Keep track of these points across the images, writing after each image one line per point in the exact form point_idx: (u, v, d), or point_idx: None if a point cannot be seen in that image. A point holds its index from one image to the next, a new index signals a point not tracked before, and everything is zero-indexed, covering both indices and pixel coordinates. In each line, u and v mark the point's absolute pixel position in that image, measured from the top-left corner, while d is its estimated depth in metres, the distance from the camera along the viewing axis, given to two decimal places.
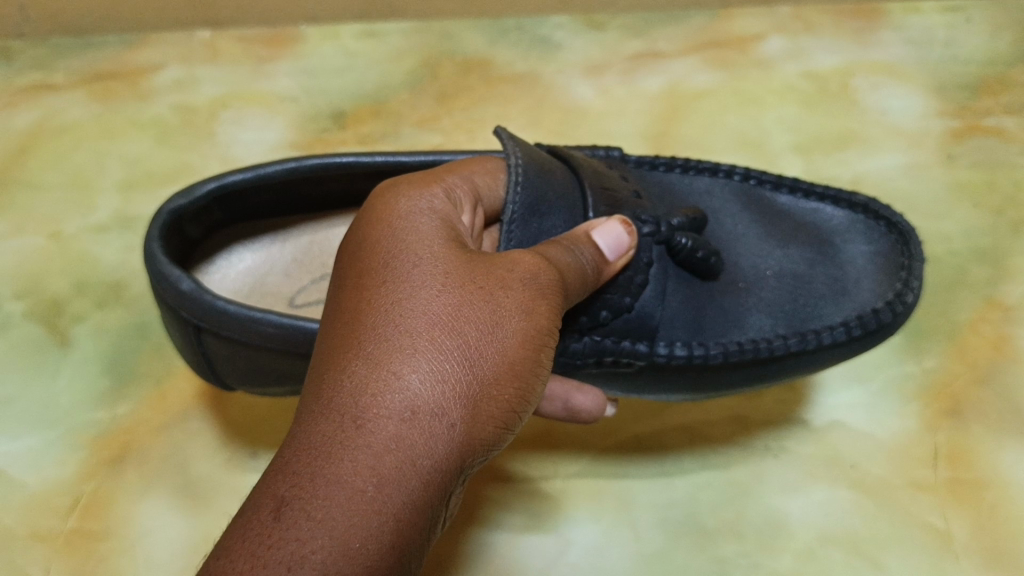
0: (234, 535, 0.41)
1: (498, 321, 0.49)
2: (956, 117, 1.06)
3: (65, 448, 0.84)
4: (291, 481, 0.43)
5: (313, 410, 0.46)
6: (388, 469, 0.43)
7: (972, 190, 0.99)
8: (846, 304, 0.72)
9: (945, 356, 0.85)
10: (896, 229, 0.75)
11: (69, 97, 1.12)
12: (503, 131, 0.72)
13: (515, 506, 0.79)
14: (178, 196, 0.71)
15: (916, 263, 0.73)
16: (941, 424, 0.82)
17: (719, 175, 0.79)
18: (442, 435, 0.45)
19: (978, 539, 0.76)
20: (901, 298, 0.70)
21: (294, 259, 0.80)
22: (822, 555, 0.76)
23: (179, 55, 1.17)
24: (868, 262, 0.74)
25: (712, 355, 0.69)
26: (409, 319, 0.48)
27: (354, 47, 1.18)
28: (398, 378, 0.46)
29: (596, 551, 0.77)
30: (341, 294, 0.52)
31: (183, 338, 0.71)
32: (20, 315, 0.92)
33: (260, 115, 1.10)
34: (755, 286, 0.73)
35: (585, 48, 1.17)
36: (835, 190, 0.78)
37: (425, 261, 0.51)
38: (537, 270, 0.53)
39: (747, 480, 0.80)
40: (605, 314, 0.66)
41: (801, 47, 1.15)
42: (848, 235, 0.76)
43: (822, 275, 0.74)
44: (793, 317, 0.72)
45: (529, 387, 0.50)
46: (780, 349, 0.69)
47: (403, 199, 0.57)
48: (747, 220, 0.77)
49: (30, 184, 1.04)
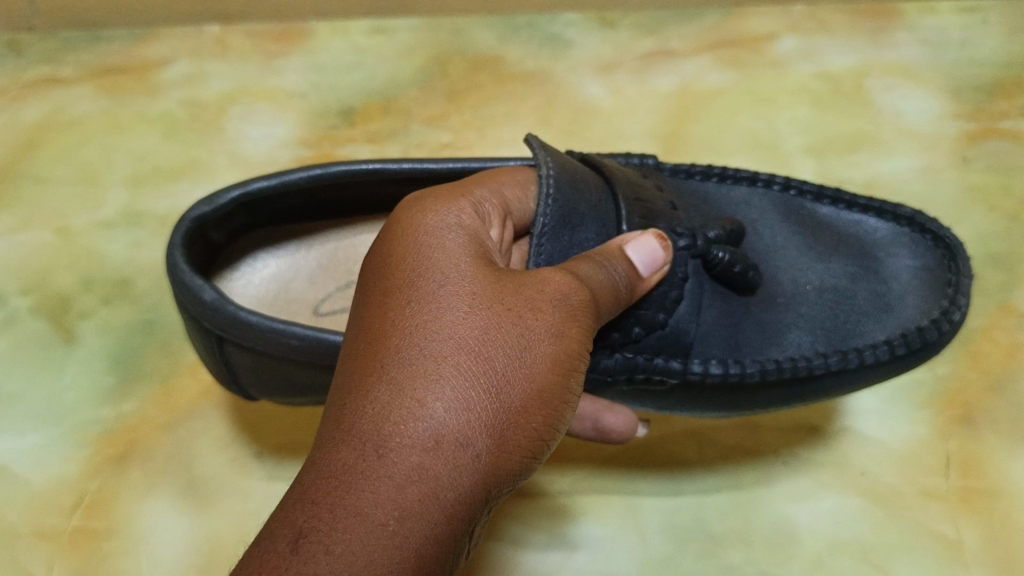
0: (251, 567, 0.41)
1: (526, 345, 0.49)
2: (971, 120, 1.05)
3: (70, 446, 0.84)
4: (309, 512, 0.42)
5: (334, 437, 0.46)
6: (411, 502, 0.43)
7: (987, 194, 0.98)
8: (889, 322, 0.71)
9: (959, 362, 0.84)
10: (942, 243, 0.74)
11: (77, 91, 1.11)
12: (534, 139, 0.71)
13: (523, 510, 0.79)
14: (201, 203, 0.71)
15: (963, 280, 0.72)
16: (954, 432, 0.81)
17: (757, 184, 0.78)
18: (466, 466, 0.45)
19: (988, 550, 0.75)
20: (948, 316, 0.69)
21: (319, 265, 0.80)
22: (830, 563, 0.75)
23: (188, 50, 1.16)
24: (913, 277, 0.73)
25: (748, 373, 0.68)
26: (434, 343, 0.48)
27: (364, 43, 1.17)
28: (422, 406, 0.45)
29: (603, 556, 0.76)
30: (366, 312, 0.52)
31: (206, 349, 0.70)
32: (27, 311, 0.92)
33: (269, 111, 1.10)
34: (794, 301, 0.72)
35: (596, 46, 1.16)
36: (879, 201, 0.76)
37: (451, 280, 0.51)
38: (569, 288, 0.52)
39: (755, 488, 0.79)
40: (638, 330, 0.65)
41: (815, 47, 1.14)
42: (892, 248, 0.75)
43: (865, 290, 0.72)
44: (834, 334, 0.71)
45: (558, 414, 0.50)
46: (820, 368, 0.69)
47: (431, 213, 0.56)
48: (787, 232, 0.76)
49: (39, 178, 1.03)
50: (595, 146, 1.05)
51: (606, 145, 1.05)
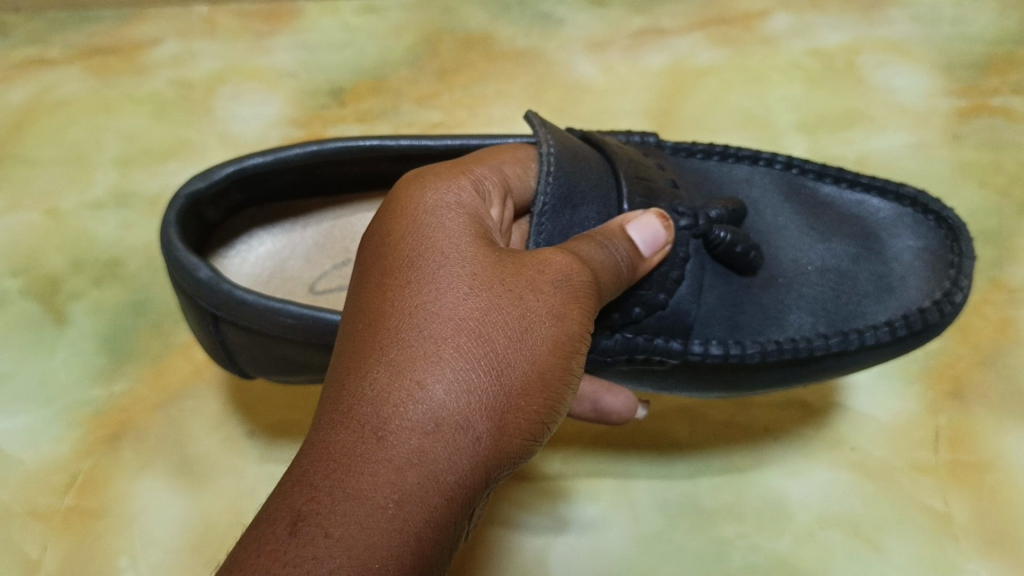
0: (248, 549, 0.41)
1: (527, 326, 0.49)
2: (963, 97, 1.05)
3: (62, 426, 0.84)
4: (307, 494, 0.42)
5: (333, 419, 0.46)
6: (411, 484, 0.43)
7: (978, 170, 0.98)
8: (891, 303, 0.71)
9: (949, 338, 0.84)
10: (945, 224, 0.73)
11: (65, 71, 1.11)
12: (534, 116, 0.71)
13: (509, 489, 0.79)
14: (195, 180, 0.70)
15: (966, 260, 0.71)
16: (944, 407, 0.81)
17: (759, 163, 0.78)
18: (466, 449, 0.45)
19: (978, 523, 0.75)
20: (950, 297, 0.69)
21: (316, 243, 0.80)
22: (821, 537, 0.75)
23: (177, 30, 1.15)
24: (915, 257, 0.73)
25: (748, 353, 0.69)
26: (434, 324, 0.48)
27: (354, 22, 1.16)
28: (422, 388, 0.45)
29: (595, 530, 0.77)
30: (365, 292, 0.52)
31: (202, 328, 0.70)
32: (17, 292, 0.92)
33: (259, 91, 1.09)
34: (795, 282, 0.72)
35: (588, 24, 1.15)
36: (882, 181, 0.76)
37: (451, 261, 0.50)
38: (570, 270, 0.52)
39: (746, 463, 0.80)
40: (639, 311, 0.65)
41: (807, 23, 1.13)
42: (894, 228, 0.74)
43: (866, 271, 0.72)
44: (835, 315, 0.71)
45: (558, 396, 0.50)
46: (821, 349, 0.69)
47: (430, 192, 0.56)
48: (788, 211, 0.76)
49: (28, 160, 1.03)
50: (586, 125, 1.06)
51: (597, 124, 1.06)
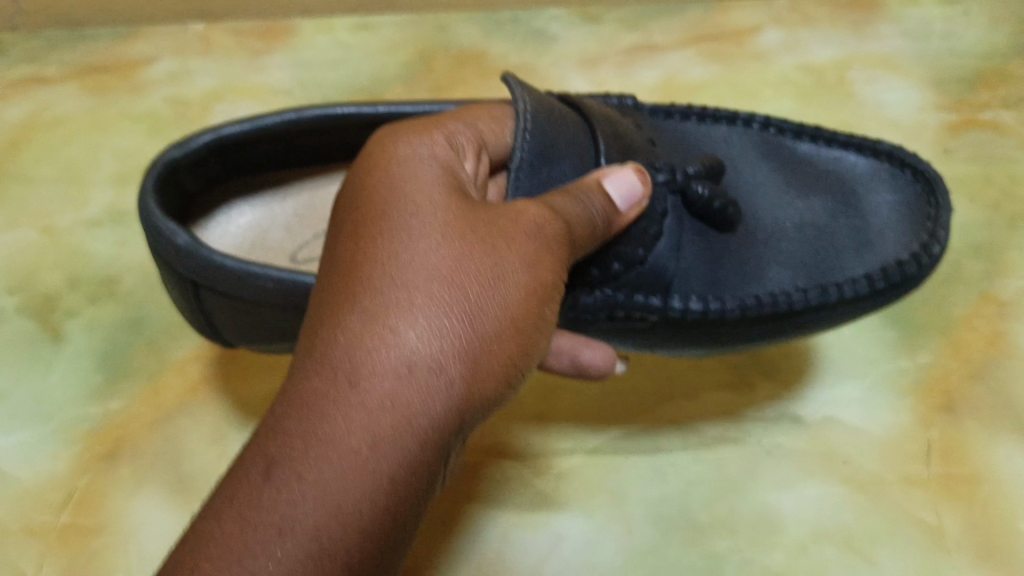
0: (225, 496, 0.44)
1: (499, 275, 0.51)
2: (953, 111, 1.06)
3: (59, 443, 0.84)
4: (281, 441, 0.44)
5: (308, 364, 0.47)
6: (385, 428, 0.45)
7: (969, 183, 0.99)
8: (870, 258, 0.71)
9: (939, 351, 0.86)
10: (923, 178, 0.74)
11: (62, 90, 1.11)
12: (510, 77, 0.71)
13: (498, 503, 0.78)
14: (173, 147, 0.72)
15: (943, 213, 0.72)
16: (935, 420, 0.81)
17: (737, 123, 0.79)
18: (439, 393, 0.47)
19: (970, 535, 0.75)
20: (927, 249, 0.69)
21: (296, 214, 0.83)
22: (815, 551, 0.75)
23: (173, 47, 1.16)
24: (892, 212, 0.73)
25: (728, 309, 0.69)
26: (408, 271, 0.49)
27: (348, 40, 1.17)
28: (396, 334, 0.47)
29: (589, 546, 0.76)
30: (340, 241, 0.53)
31: (183, 297, 0.71)
32: (13, 310, 0.92)
33: (253, 108, 1.10)
34: (773, 237, 0.73)
35: (580, 41, 1.16)
36: (860, 138, 0.77)
37: (425, 212, 0.52)
38: (544, 222, 0.54)
39: (741, 476, 0.79)
40: (617, 266, 0.67)
41: (798, 38, 1.15)
42: (871, 184, 0.75)
43: (844, 226, 0.73)
44: (814, 270, 0.71)
45: (530, 342, 0.52)
46: (800, 303, 0.69)
47: (405, 146, 0.58)
48: (766, 170, 0.77)
49: (24, 177, 1.03)
50: None
51: None
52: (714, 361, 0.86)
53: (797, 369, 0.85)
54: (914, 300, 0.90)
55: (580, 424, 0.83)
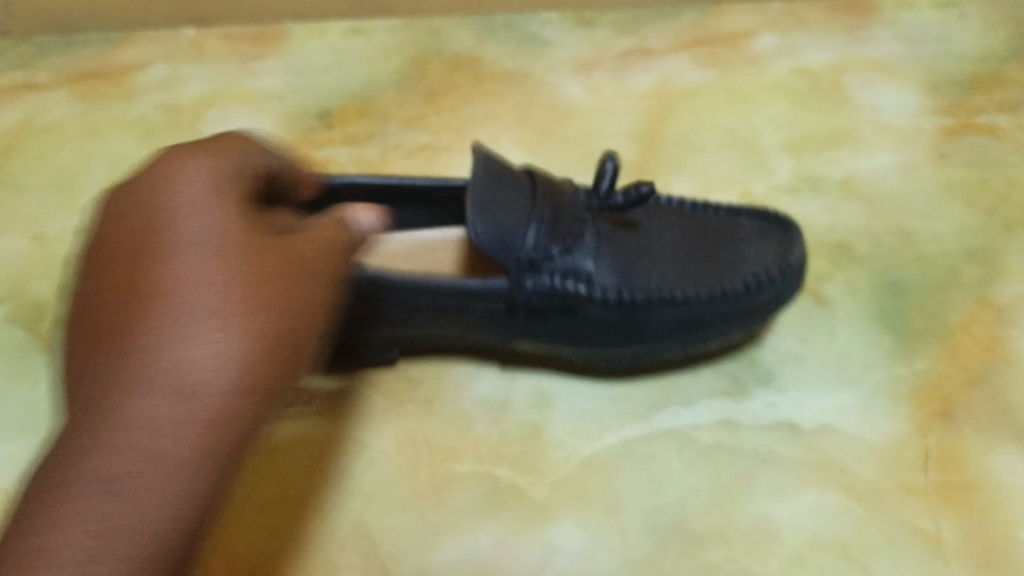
0: (30, 503, 0.48)
1: (248, 303, 0.53)
2: (949, 115, 1.06)
3: (48, 453, 0.82)
4: (72, 455, 0.48)
5: (117, 379, 0.50)
6: (152, 448, 0.49)
7: (964, 188, 1.00)
8: (747, 262, 0.78)
9: (937, 357, 0.85)
10: (782, 218, 0.83)
11: (54, 97, 1.11)
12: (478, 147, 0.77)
13: (493, 518, 0.76)
14: None
15: (796, 238, 0.81)
16: (933, 428, 0.81)
17: (650, 188, 0.87)
18: (209, 415, 0.50)
19: (968, 544, 0.75)
20: (785, 257, 0.78)
21: None
22: (810, 561, 0.74)
23: (164, 52, 1.15)
24: (762, 234, 0.81)
25: (634, 294, 0.75)
26: (155, 297, 0.52)
27: (341, 44, 1.17)
28: (162, 357, 0.50)
29: (583, 557, 0.75)
30: (111, 253, 0.56)
31: None
32: (3, 320, 0.91)
33: (245, 115, 1.10)
34: (669, 248, 0.79)
35: (575, 46, 1.16)
36: (744, 197, 0.86)
37: (182, 231, 0.55)
38: (322, 245, 0.60)
39: (737, 485, 0.78)
40: (551, 257, 0.73)
41: (793, 43, 1.15)
42: (747, 222, 0.82)
43: (723, 246, 0.79)
44: (703, 270, 0.77)
45: (284, 372, 0.54)
46: (687, 293, 0.76)
47: (185, 159, 0.59)
48: (680, 220, 0.84)
49: (14, 185, 1.03)
50: (574, 145, 1.07)
51: (585, 145, 1.07)
52: (710, 368, 0.85)
53: (794, 375, 0.84)
54: (912, 306, 0.90)
55: (574, 430, 0.81)
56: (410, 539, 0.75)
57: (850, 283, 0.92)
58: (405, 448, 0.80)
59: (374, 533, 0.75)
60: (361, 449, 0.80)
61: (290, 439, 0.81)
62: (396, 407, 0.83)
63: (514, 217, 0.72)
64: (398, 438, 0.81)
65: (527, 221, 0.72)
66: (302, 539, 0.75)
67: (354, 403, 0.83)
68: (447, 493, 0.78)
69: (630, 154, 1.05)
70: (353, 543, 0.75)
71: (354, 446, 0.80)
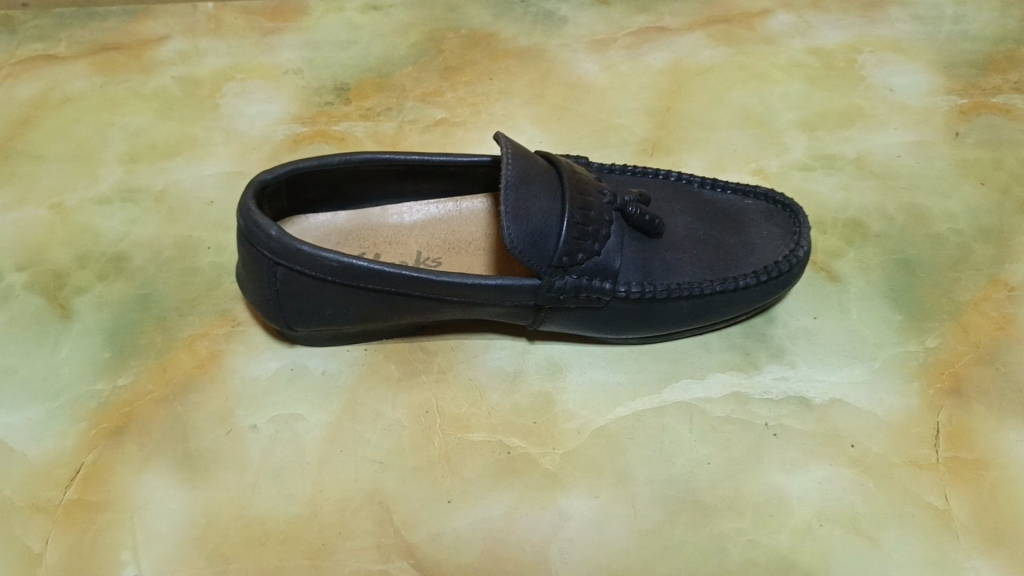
0: None
1: None
2: (964, 96, 1.08)
3: (67, 420, 0.81)
4: None
5: None
6: None
7: (978, 167, 1.00)
8: (755, 258, 0.82)
9: (947, 335, 0.86)
10: (789, 210, 0.87)
11: (72, 68, 1.14)
12: (502, 136, 0.78)
13: (505, 487, 0.77)
14: (263, 171, 0.78)
15: (805, 230, 0.85)
16: (943, 404, 0.81)
17: (659, 177, 0.90)
18: None
19: (977, 519, 0.74)
20: (794, 252, 0.82)
21: (347, 229, 0.88)
22: (820, 533, 0.74)
23: (182, 27, 1.20)
24: (771, 231, 0.85)
25: (659, 290, 0.78)
26: None
27: (358, 20, 1.21)
28: None
29: (593, 526, 0.74)
30: None
31: (258, 284, 0.78)
32: (22, 286, 0.91)
33: (262, 89, 1.12)
34: (685, 246, 0.82)
35: (589, 24, 1.19)
36: (749, 186, 0.89)
37: None
38: None
39: (747, 457, 0.78)
40: (582, 256, 0.75)
41: (807, 22, 1.19)
42: (758, 218, 0.87)
43: (734, 240, 0.84)
44: (718, 266, 0.81)
45: None
46: (709, 289, 0.79)
47: None
48: (680, 204, 0.87)
49: (33, 155, 1.03)
50: (588, 119, 1.07)
51: (600, 120, 1.07)
52: (721, 345, 0.86)
53: (805, 352, 0.85)
54: (924, 283, 0.90)
55: (586, 402, 0.83)
56: (422, 505, 0.76)
57: (862, 260, 0.92)
58: (420, 418, 0.81)
59: (386, 499, 0.76)
60: (376, 418, 0.81)
61: (306, 407, 0.82)
62: (409, 378, 0.84)
63: (546, 222, 0.73)
64: (416, 407, 0.82)
65: (557, 221, 0.74)
66: (314, 504, 0.76)
67: (366, 374, 0.85)
68: (460, 462, 0.78)
69: (644, 128, 1.06)
70: (366, 511, 0.75)
71: (369, 415, 0.82)
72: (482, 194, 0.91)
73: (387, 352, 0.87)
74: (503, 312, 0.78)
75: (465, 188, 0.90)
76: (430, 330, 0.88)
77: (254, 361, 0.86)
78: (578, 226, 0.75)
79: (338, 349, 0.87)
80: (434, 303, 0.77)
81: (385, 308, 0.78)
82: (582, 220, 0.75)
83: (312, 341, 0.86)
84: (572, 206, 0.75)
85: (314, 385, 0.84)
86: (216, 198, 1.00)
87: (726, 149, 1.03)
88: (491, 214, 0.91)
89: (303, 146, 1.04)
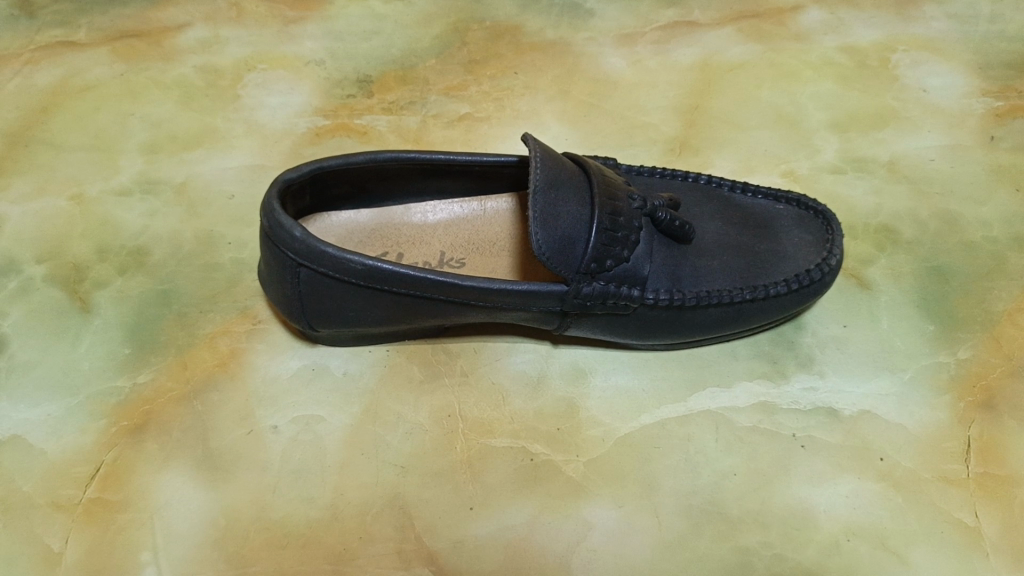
0: None
1: None
2: (999, 98, 1.06)
3: (86, 417, 0.80)
4: None
5: None
6: None
7: (1013, 173, 0.98)
8: (786, 266, 0.81)
9: (980, 347, 0.84)
10: (822, 216, 0.86)
11: (92, 56, 1.12)
12: (531, 137, 0.76)
13: (528, 495, 0.76)
14: (288, 171, 0.77)
15: (837, 237, 0.83)
16: (975, 418, 0.80)
17: (688, 180, 0.89)
18: None
19: (1008, 537, 0.72)
20: (826, 261, 0.80)
21: (370, 226, 0.87)
22: (847, 549, 0.72)
23: (203, 15, 1.19)
24: (802, 238, 0.84)
25: (688, 298, 0.77)
26: None
27: (382, 10, 1.19)
28: None
29: (617, 537, 0.73)
30: None
31: (281, 283, 0.77)
32: (41, 279, 0.90)
33: (284, 79, 1.10)
34: (715, 252, 0.81)
35: (617, 17, 1.18)
36: (780, 191, 0.88)
37: None
38: None
39: (774, 469, 0.77)
40: (611, 262, 0.74)
41: (840, 19, 1.17)
42: (790, 224, 0.85)
43: (764, 246, 0.82)
44: (747, 273, 0.80)
45: None
46: (738, 297, 0.77)
47: None
48: (709, 209, 0.85)
49: (53, 145, 1.03)
50: (615, 116, 1.05)
51: (627, 116, 1.05)
52: (748, 352, 0.85)
53: (835, 362, 0.84)
54: (956, 292, 0.88)
55: (611, 409, 0.81)
56: (445, 511, 0.75)
57: (894, 267, 0.91)
58: (442, 421, 0.80)
59: (408, 504, 0.75)
60: (397, 421, 0.81)
61: (327, 409, 0.81)
62: (431, 381, 0.83)
63: (574, 227, 0.72)
64: (439, 411, 0.81)
65: (586, 227, 0.72)
66: (334, 509, 0.75)
67: (388, 375, 0.84)
68: (482, 467, 0.77)
69: (671, 126, 1.04)
70: (388, 516, 0.74)
71: (390, 418, 0.81)
72: (507, 194, 0.89)
73: (410, 354, 0.86)
74: (529, 317, 0.77)
75: (491, 187, 0.88)
76: (454, 332, 0.87)
77: (275, 360, 0.85)
78: (606, 232, 0.73)
79: (359, 349, 0.86)
80: (460, 307, 0.75)
81: (411, 312, 0.76)
82: (611, 226, 0.74)
83: (334, 342, 0.85)
84: (602, 212, 0.73)
85: (335, 385, 0.83)
86: (237, 193, 0.99)
87: (755, 148, 1.01)
88: (516, 214, 0.89)
89: (326, 140, 1.03)
